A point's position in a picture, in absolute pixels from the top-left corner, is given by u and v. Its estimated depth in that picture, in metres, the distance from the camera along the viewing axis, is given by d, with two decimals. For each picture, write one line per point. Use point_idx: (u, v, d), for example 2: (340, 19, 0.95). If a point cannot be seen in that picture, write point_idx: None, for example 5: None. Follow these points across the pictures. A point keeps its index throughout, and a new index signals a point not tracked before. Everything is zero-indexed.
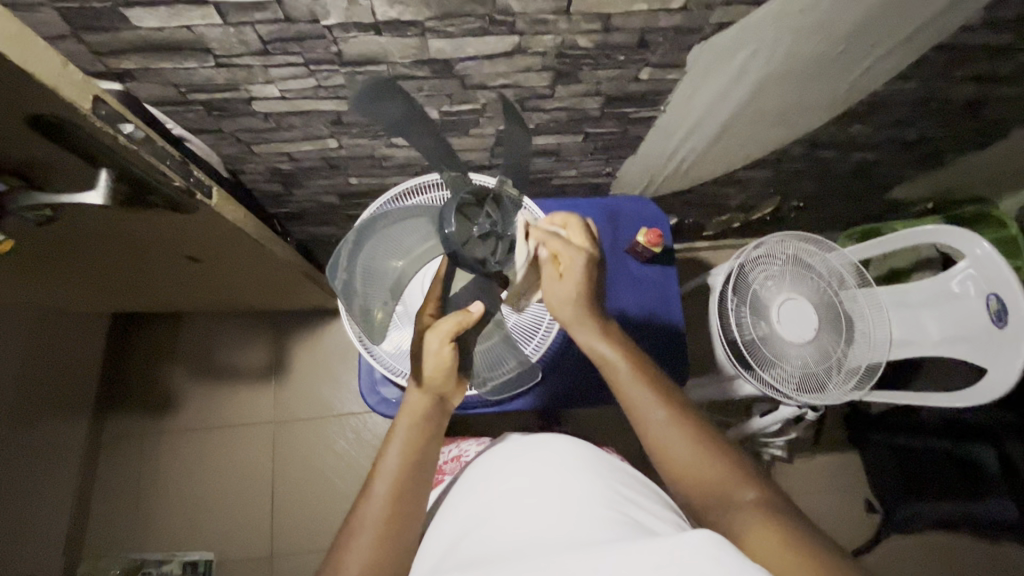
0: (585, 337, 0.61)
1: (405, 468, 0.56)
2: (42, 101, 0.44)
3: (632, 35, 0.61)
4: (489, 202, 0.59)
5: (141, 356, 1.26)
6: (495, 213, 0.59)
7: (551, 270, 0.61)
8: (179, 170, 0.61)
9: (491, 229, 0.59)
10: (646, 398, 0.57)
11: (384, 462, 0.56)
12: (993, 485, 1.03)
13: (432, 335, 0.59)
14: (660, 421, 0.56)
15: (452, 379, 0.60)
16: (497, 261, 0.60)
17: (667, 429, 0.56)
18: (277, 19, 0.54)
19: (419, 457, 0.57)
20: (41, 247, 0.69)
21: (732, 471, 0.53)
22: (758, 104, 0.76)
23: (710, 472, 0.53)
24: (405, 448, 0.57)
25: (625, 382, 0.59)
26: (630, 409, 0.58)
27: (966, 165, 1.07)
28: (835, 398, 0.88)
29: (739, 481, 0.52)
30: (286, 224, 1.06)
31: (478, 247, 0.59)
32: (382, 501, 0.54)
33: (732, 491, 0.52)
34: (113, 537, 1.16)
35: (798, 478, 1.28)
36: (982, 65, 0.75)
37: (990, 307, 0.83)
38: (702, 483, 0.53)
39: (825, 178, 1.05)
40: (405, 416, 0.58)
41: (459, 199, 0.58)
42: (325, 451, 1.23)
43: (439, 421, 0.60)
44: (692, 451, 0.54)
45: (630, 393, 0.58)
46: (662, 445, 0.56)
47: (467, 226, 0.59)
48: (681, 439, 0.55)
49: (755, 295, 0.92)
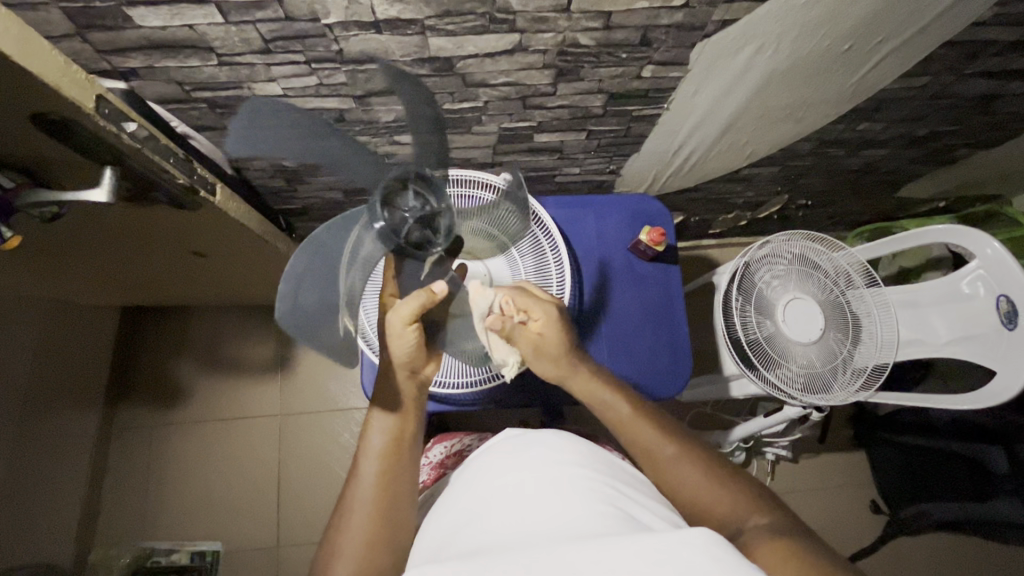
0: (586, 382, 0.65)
1: (389, 445, 0.58)
2: (45, 101, 0.45)
3: (634, 33, 0.61)
4: (414, 181, 0.56)
5: (151, 349, 1.28)
6: (422, 194, 0.57)
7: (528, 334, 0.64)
8: (183, 167, 0.62)
9: (425, 212, 0.56)
10: (653, 437, 0.60)
11: (368, 441, 0.58)
12: (1003, 488, 0.99)
13: (394, 318, 0.57)
14: (669, 455, 0.59)
15: (422, 354, 0.61)
16: (443, 240, 0.59)
17: (677, 462, 0.58)
18: (278, 18, 0.55)
19: (401, 437, 0.59)
20: (50, 243, 0.71)
21: (742, 500, 0.54)
22: (764, 101, 0.75)
23: (719, 504, 0.54)
24: (385, 427, 0.58)
25: (630, 423, 0.62)
26: (636, 446, 0.61)
27: (977, 165, 1.05)
28: (840, 399, 0.87)
29: (746, 508, 0.53)
30: (292, 220, 1.07)
31: (415, 232, 0.57)
32: (373, 479, 0.56)
33: (742, 517, 0.52)
34: (124, 527, 1.18)
35: (804, 478, 1.27)
36: (994, 61, 0.73)
37: (1000, 308, 0.82)
38: (710, 509, 0.54)
39: (833, 175, 1.04)
40: (380, 401, 0.60)
41: (386, 191, 0.56)
42: (329, 445, 1.25)
43: (416, 398, 0.61)
44: (701, 487, 0.56)
45: (635, 430, 0.61)
46: (672, 484, 0.57)
47: (396, 213, 0.56)
48: (690, 474, 0.57)
49: (760, 294, 0.91)
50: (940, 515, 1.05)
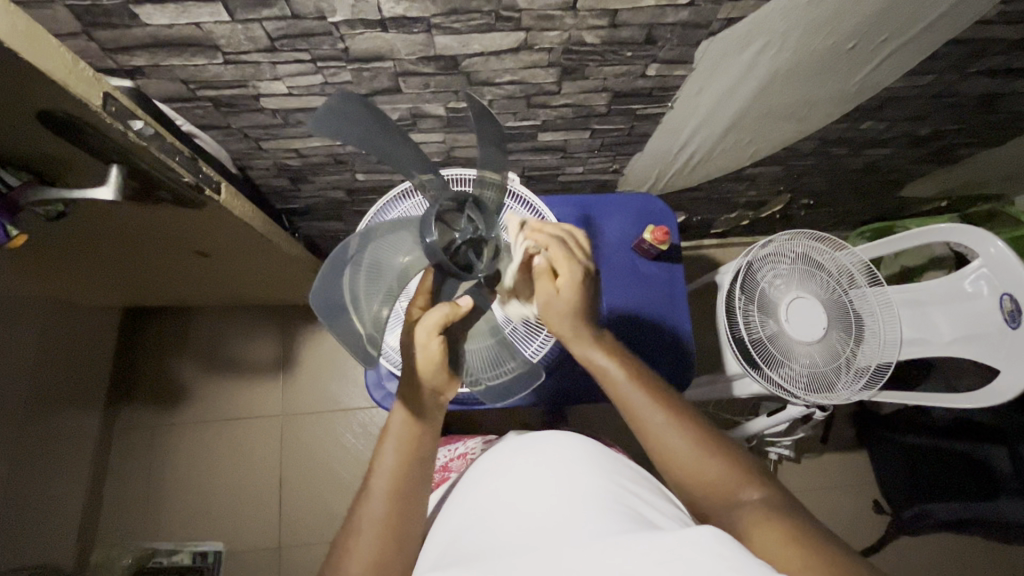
0: (586, 348, 0.61)
1: (403, 465, 0.56)
2: (52, 98, 0.45)
3: (640, 31, 0.61)
4: (467, 207, 0.59)
5: (153, 350, 1.28)
6: (473, 217, 0.59)
7: (548, 286, 0.60)
8: (188, 165, 0.62)
9: (475, 232, 0.58)
10: (643, 402, 0.58)
11: (380, 460, 0.57)
12: (1007, 487, 1.00)
13: (419, 330, 0.55)
14: (661, 424, 0.56)
15: (444, 373, 0.58)
16: (484, 264, 0.60)
17: (667, 429, 0.56)
18: (285, 16, 0.55)
19: (414, 456, 0.57)
20: (54, 242, 0.71)
21: (735, 471, 0.53)
22: (768, 101, 0.75)
23: (710, 474, 0.54)
24: (399, 446, 0.57)
25: (622, 387, 0.59)
26: (626, 410, 0.59)
27: (979, 164, 1.05)
28: (843, 398, 0.87)
29: (740, 480, 0.53)
30: (295, 220, 1.07)
31: (462, 253, 0.58)
32: (383, 496, 0.55)
33: (736, 488, 0.52)
34: (126, 528, 1.18)
35: (806, 478, 1.27)
36: (998, 60, 0.74)
37: (1003, 307, 0.82)
38: (697, 480, 0.54)
39: (835, 175, 1.04)
40: (397, 418, 0.58)
41: (439, 208, 0.57)
42: (332, 445, 1.25)
43: (434, 416, 0.59)
44: (689, 458, 0.55)
45: (626, 396, 0.59)
46: (662, 452, 0.56)
47: (448, 231, 0.57)
48: (681, 440, 0.55)
49: (763, 293, 0.91)
50: (944, 515, 1.03)
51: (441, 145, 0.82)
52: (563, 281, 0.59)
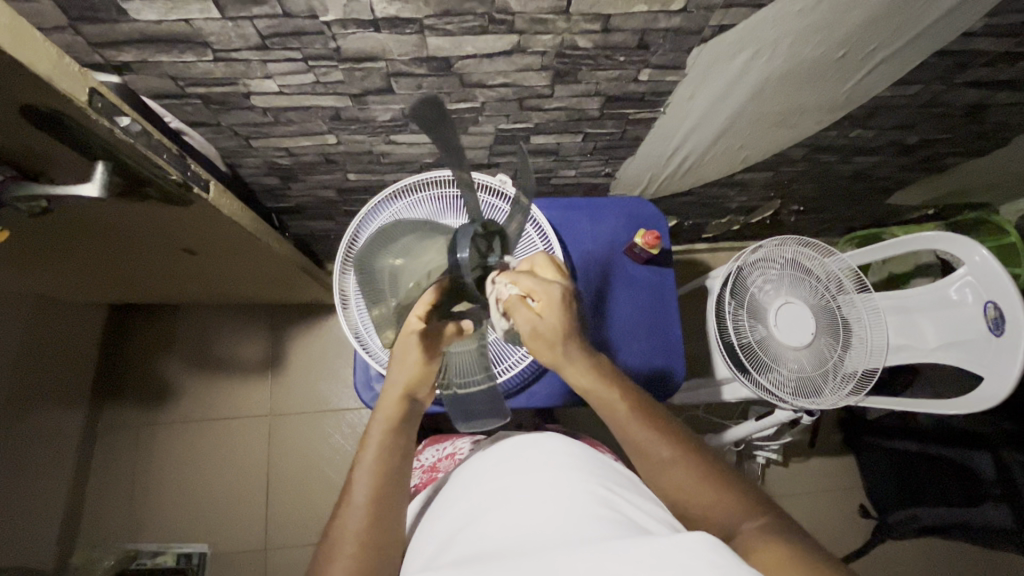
0: (575, 374, 0.59)
1: (382, 463, 0.57)
2: (36, 93, 0.44)
3: (632, 36, 0.61)
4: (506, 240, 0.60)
5: (140, 348, 1.26)
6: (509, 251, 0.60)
7: (528, 313, 0.57)
8: (175, 162, 0.61)
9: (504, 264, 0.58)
10: (648, 437, 0.57)
11: (361, 461, 0.58)
12: (992, 492, 1.01)
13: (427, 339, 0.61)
14: (664, 459, 0.55)
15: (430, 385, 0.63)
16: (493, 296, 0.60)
17: (672, 463, 0.55)
18: (276, 14, 0.54)
19: (394, 453, 0.58)
20: (38, 237, 0.70)
21: (742, 502, 0.51)
22: (760, 107, 0.76)
23: (718, 506, 0.51)
24: (381, 447, 0.58)
25: (630, 426, 0.58)
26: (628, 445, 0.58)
27: (965, 173, 1.07)
28: (829, 403, 0.87)
29: (745, 509, 0.51)
30: (285, 219, 1.06)
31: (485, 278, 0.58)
32: (365, 496, 0.55)
33: (738, 521, 0.50)
34: (108, 529, 1.16)
35: (794, 482, 1.27)
36: (983, 71, 0.75)
37: (987, 315, 0.83)
38: (705, 511, 0.52)
39: (825, 181, 1.05)
40: (380, 420, 0.60)
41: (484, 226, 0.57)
42: (321, 445, 1.24)
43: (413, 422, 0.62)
44: (697, 490, 0.53)
45: (632, 434, 0.57)
46: (669, 489, 0.54)
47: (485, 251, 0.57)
48: (685, 473, 0.54)
49: (752, 298, 0.92)
50: (929, 520, 1.06)
51: (433, 146, 0.82)
52: (542, 304, 0.57)
